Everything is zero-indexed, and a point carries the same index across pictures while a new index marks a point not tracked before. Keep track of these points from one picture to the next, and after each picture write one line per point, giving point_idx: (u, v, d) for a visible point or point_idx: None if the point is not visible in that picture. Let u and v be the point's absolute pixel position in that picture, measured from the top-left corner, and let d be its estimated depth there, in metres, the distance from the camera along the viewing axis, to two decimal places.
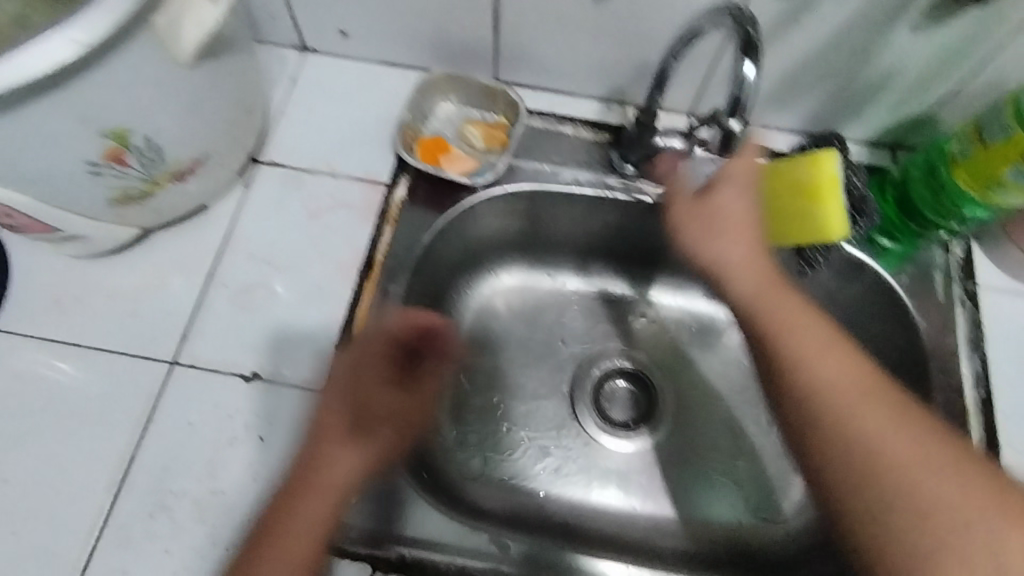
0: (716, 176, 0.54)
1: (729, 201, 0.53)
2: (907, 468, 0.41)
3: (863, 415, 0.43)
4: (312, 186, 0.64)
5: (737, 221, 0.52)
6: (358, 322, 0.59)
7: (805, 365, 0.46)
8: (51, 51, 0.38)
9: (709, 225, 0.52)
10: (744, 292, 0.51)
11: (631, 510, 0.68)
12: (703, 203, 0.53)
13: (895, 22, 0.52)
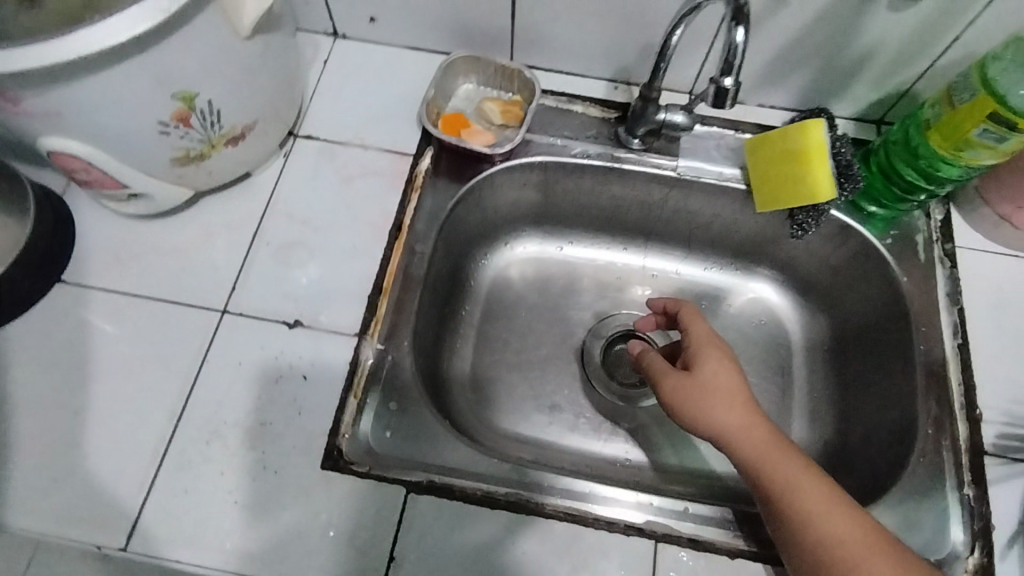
0: (699, 353, 0.60)
1: (708, 367, 0.59)
2: None
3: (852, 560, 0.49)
4: (345, 157, 0.70)
5: (721, 385, 0.58)
6: (389, 277, 0.64)
7: (794, 506, 0.52)
8: (139, 16, 0.44)
9: (701, 398, 0.58)
10: (746, 456, 0.55)
11: (638, 460, 0.73)
12: (691, 381, 0.59)
13: (874, 2, 0.58)
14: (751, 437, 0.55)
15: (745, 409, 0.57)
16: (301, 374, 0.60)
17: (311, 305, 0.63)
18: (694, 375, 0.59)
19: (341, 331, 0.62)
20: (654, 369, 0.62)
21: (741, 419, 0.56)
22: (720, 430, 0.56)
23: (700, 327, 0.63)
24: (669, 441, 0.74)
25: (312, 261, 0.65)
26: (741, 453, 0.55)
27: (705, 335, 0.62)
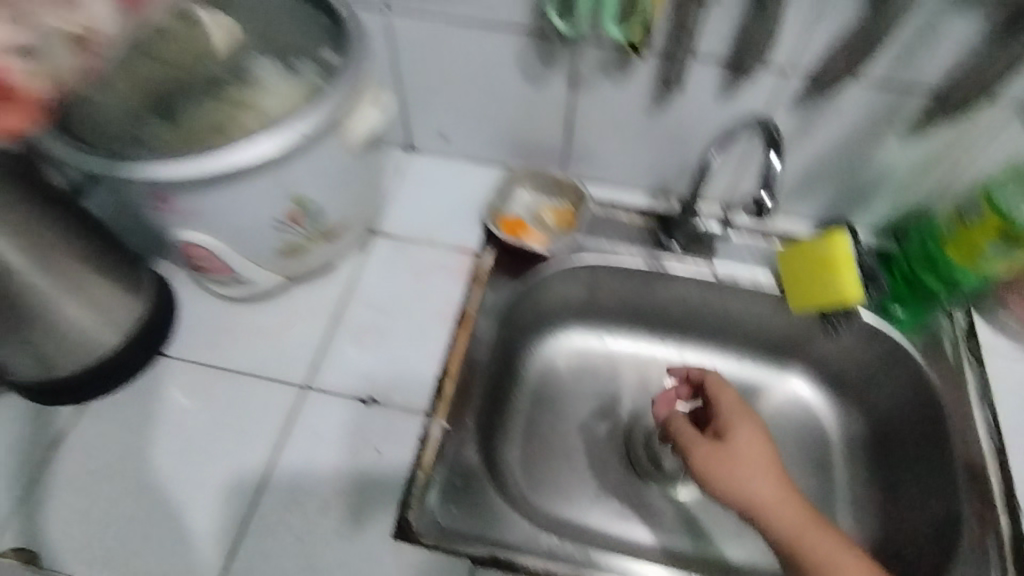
0: (732, 425, 0.64)
1: (741, 438, 0.63)
2: None
3: None
4: (416, 253, 0.78)
5: (753, 455, 0.61)
6: (453, 362, 0.70)
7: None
8: (283, 136, 0.55)
9: (736, 467, 0.60)
10: (780, 526, 0.57)
11: (680, 548, 0.75)
12: (724, 450, 0.62)
13: (887, 134, 0.67)
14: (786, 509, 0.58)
15: (778, 480, 0.60)
16: (374, 447, 0.65)
17: (385, 386, 0.69)
18: (728, 445, 0.62)
19: (412, 408, 0.68)
20: (686, 438, 0.64)
21: (774, 489, 0.59)
22: (753, 500, 0.59)
23: (729, 401, 0.67)
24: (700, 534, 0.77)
25: (386, 343, 0.72)
26: (775, 523, 0.57)
27: (735, 407, 0.66)
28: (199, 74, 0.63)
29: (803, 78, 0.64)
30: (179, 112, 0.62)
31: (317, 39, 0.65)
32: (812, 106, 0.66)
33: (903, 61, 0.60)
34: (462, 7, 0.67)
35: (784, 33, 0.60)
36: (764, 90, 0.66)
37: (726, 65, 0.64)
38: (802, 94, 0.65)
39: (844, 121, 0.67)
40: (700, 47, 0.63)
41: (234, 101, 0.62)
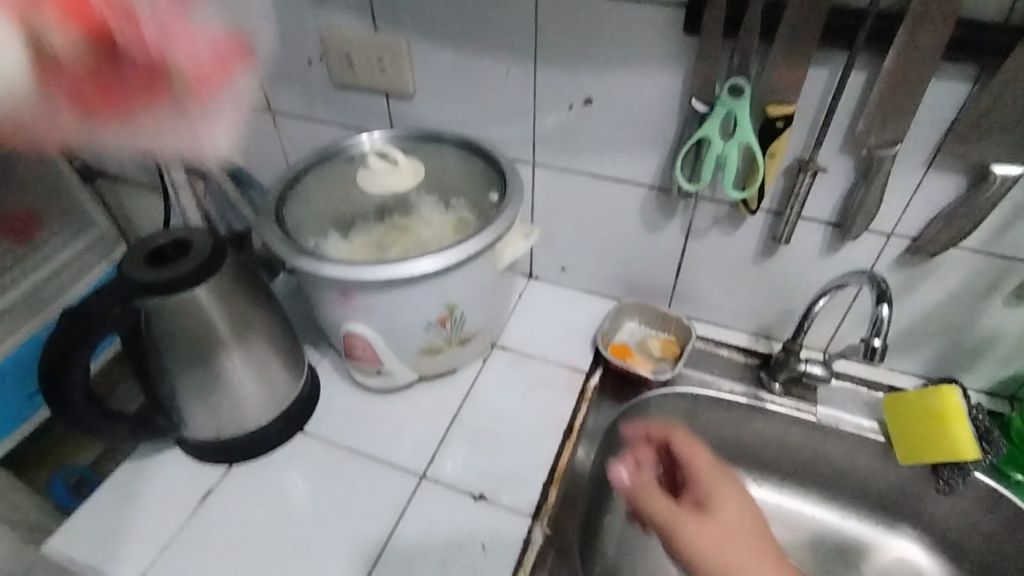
0: (711, 493, 0.55)
1: (724, 510, 0.53)
2: None
3: None
4: (530, 366, 0.86)
5: (741, 528, 0.52)
6: (560, 471, 0.75)
7: None
8: (454, 254, 0.67)
9: (728, 545, 0.51)
10: None
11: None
12: (711, 527, 0.51)
13: (991, 298, 0.71)
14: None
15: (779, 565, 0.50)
16: (480, 543, 0.68)
17: (494, 484, 0.73)
18: (711, 517, 0.52)
19: (517, 509, 0.71)
20: (660, 513, 0.53)
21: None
22: None
23: (702, 467, 0.57)
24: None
25: (497, 444, 0.77)
26: None
27: (709, 470, 0.57)
28: (372, 203, 0.78)
29: (905, 242, 0.71)
30: (353, 230, 0.77)
31: (479, 186, 0.80)
32: (914, 266, 0.72)
33: (1002, 233, 0.66)
34: (599, 165, 0.81)
35: (887, 202, 0.68)
36: (867, 249, 0.73)
37: (830, 226, 0.73)
38: (904, 255, 0.72)
39: (947, 282, 0.72)
40: (807, 208, 0.73)
41: (397, 228, 0.77)
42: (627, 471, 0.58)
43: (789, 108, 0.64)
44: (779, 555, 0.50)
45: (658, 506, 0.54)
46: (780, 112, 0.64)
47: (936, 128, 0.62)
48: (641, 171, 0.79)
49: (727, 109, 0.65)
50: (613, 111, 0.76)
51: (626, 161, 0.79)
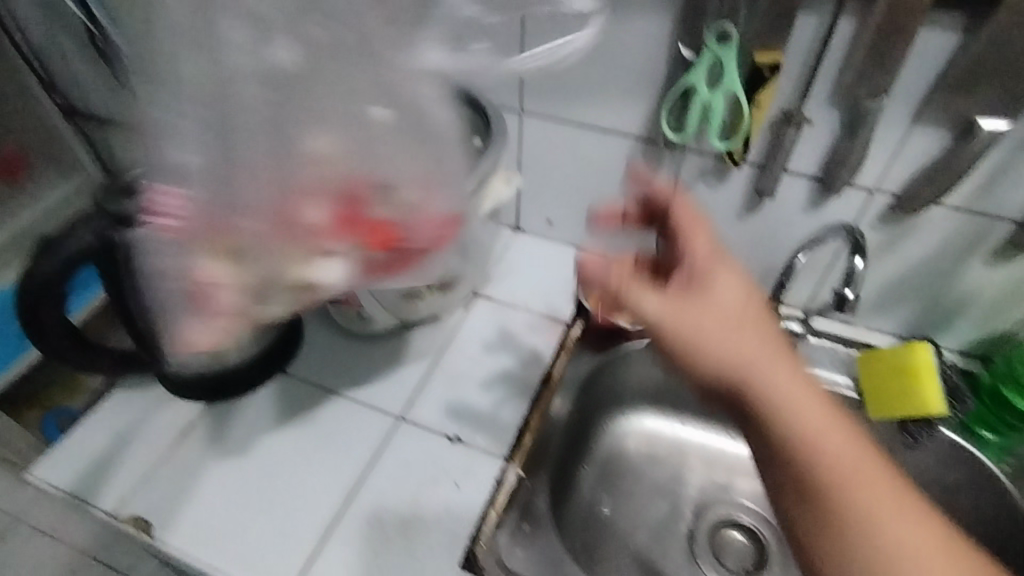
0: (700, 270, 0.54)
1: (717, 287, 0.53)
2: (875, 521, 0.46)
3: (842, 476, 0.47)
4: (511, 316, 0.87)
5: (736, 305, 0.52)
6: (536, 418, 0.75)
7: (815, 452, 0.48)
8: None
9: (717, 319, 0.51)
10: (779, 402, 0.49)
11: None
12: (698, 302, 0.52)
13: (971, 257, 0.71)
14: (776, 372, 0.50)
15: (762, 341, 0.51)
16: (455, 481, 0.70)
17: (470, 428, 0.75)
18: (705, 295, 0.53)
19: (491, 451, 0.73)
20: (648, 308, 0.53)
21: (758, 347, 0.50)
22: (731, 359, 0.50)
23: (700, 254, 0.55)
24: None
25: (475, 390, 0.79)
26: (763, 399, 0.49)
27: (707, 254, 0.55)
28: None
29: (888, 199, 0.70)
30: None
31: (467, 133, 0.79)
32: (896, 224, 0.72)
33: (985, 190, 0.65)
34: (586, 113, 0.80)
35: (872, 157, 0.68)
36: (850, 206, 0.73)
37: (814, 180, 0.72)
38: (887, 212, 0.71)
39: (928, 240, 0.72)
40: (793, 162, 0.72)
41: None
42: (615, 265, 0.56)
43: (776, 55, 0.63)
44: (777, 344, 0.51)
45: (645, 299, 0.53)
46: (768, 59, 0.63)
47: (925, 81, 0.61)
48: (628, 120, 0.78)
49: (714, 55, 0.64)
50: (601, 57, 0.74)
51: (613, 110, 0.78)
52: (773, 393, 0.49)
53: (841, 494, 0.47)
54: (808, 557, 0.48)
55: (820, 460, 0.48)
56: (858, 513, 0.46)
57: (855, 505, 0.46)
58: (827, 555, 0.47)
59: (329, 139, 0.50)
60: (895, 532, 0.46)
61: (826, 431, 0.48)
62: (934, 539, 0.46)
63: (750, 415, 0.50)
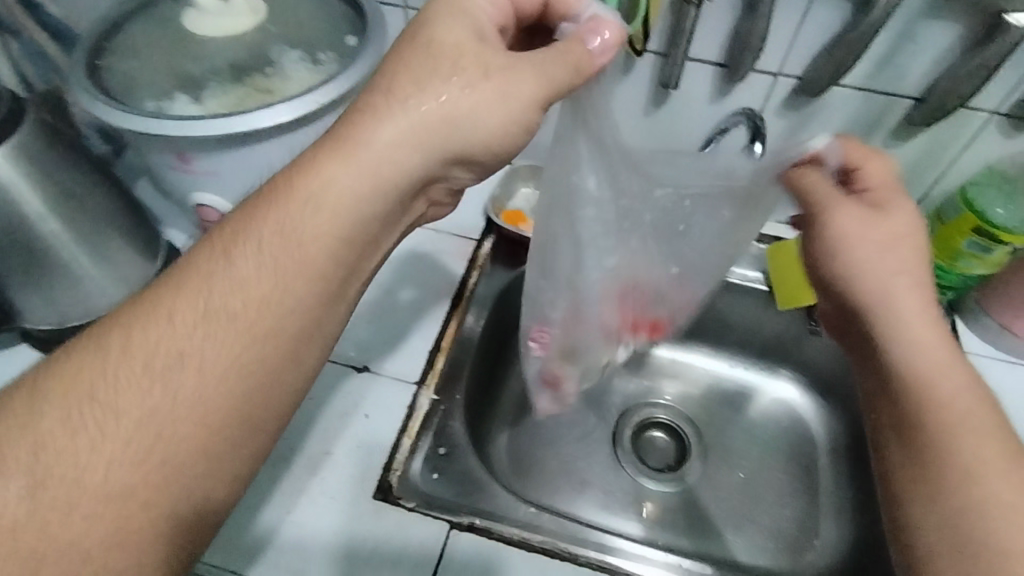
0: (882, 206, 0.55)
1: (891, 222, 0.54)
2: (958, 433, 0.47)
3: (951, 408, 0.47)
4: (418, 237, 0.82)
5: (892, 231, 0.54)
6: (449, 338, 0.73)
7: (936, 386, 0.48)
8: (302, 105, 0.59)
9: (869, 246, 0.53)
10: (905, 324, 0.51)
11: (665, 541, 0.74)
12: (886, 233, 0.54)
13: (872, 138, 0.70)
14: (919, 330, 0.50)
15: (913, 268, 0.52)
16: (364, 413, 0.67)
17: (379, 356, 0.71)
18: (880, 224, 0.54)
19: (401, 378, 0.69)
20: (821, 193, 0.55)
21: (902, 279, 0.52)
22: (884, 286, 0.52)
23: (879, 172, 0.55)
24: (690, 532, 0.76)
25: (382, 316, 0.74)
26: (898, 312, 0.51)
27: (885, 188, 0.55)
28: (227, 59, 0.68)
29: (792, 82, 0.67)
30: (209, 89, 0.66)
31: (344, 35, 0.71)
32: (801, 109, 0.70)
33: (884, 67, 0.63)
34: None
35: (772, 38, 0.64)
36: (755, 92, 0.70)
37: (719, 66, 0.69)
38: (791, 97, 0.69)
39: (832, 124, 0.70)
40: (694, 48, 0.68)
41: (260, 89, 0.67)
42: (824, 175, 0.56)
43: None
44: (932, 314, 0.51)
45: (820, 188, 0.55)
46: None
47: None
48: None
49: None
50: None
51: None
52: (913, 343, 0.50)
53: (951, 432, 0.47)
54: (899, 491, 0.49)
55: (940, 411, 0.48)
56: (960, 462, 0.45)
57: (961, 455, 0.46)
58: (918, 491, 0.47)
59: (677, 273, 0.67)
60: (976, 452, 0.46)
61: (947, 391, 0.48)
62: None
63: (879, 344, 0.52)
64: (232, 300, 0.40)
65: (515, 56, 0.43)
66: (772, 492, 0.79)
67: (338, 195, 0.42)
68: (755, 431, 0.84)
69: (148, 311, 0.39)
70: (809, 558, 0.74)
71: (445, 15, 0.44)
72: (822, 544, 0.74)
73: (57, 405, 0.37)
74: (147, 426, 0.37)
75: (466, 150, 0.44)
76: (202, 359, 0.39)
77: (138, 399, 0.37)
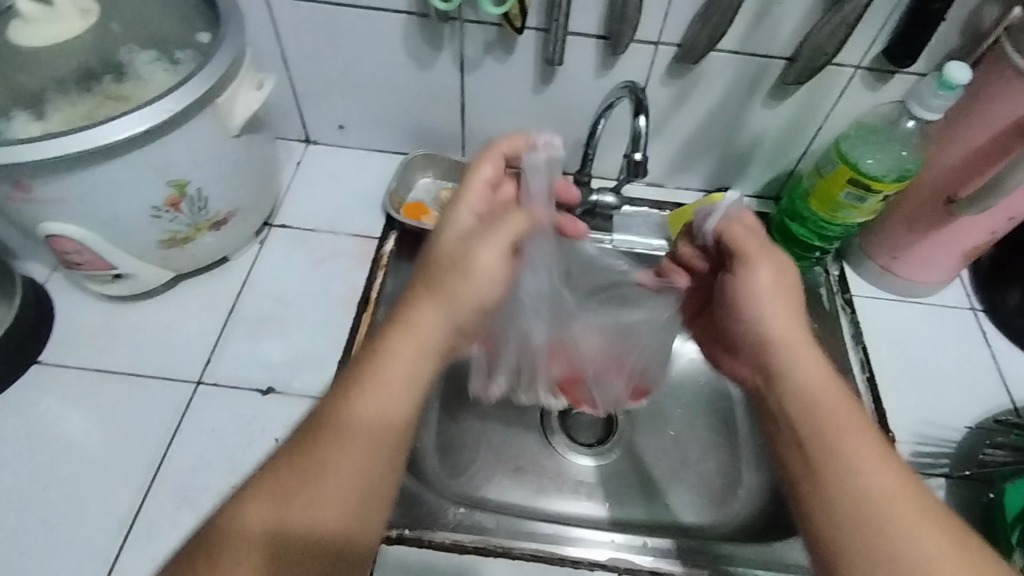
0: (767, 263, 0.51)
1: (764, 275, 0.50)
2: (859, 475, 0.41)
3: (842, 448, 0.42)
4: (314, 242, 0.77)
5: (774, 283, 0.50)
6: (356, 347, 0.68)
7: (824, 426, 0.44)
8: (149, 115, 0.52)
9: (754, 300, 0.50)
10: (802, 372, 0.46)
11: (622, 516, 0.75)
12: (762, 285, 0.50)
13: (753, 100, 0.72)
14: (799, 352, 0.47)
15: (791, 315, 0.49)
16: (273, 437, 0.63)
17: (284, 375, 0.67)
18: (763, 277, 0.50)
19: (311, 395, 0.66)
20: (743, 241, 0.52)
21: (786, 327, 0.48)
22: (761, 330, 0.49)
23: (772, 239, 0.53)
24: (643, 500, 0.76)
25: (283, 332, 0.70)
26: (786, 357, 0.47)
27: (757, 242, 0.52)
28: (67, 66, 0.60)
29: (672, 50, 0.67)
30: (51, 101, 0.59)
31: (199, 30, 0.65)
32: (684, 76, 0.70)
33: (755, 29, 0.64)
34: None
35: (648, 7, 0.64)
36: (639, 62, 0.69)
37: (600, 39, 0.68)
38: (673, 64, 0.69)
39: (714, 89, 0.71)
40: (573, 23, 0.66)
41: (112, 96, 0.60)
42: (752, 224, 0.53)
43: None
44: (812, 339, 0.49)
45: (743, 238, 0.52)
46: None
47: None
48: None
49: None
50: None
51: None
52: (795, 355, 0.47)
53: (851, 476, 0.41)
54: (791, 496, 0.43)
55: (841, 452, 0.42)
56: (852, 469, 0.41)
57: (852, 459, 0.42)
58: (810, 498, 0.42)
59: (606, 340, 0.66)
60: (880, 492, 0.41)
61: (832, 400, 0.44)
62: (932, 522, 0.40)
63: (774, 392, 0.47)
64: (381, 401, 0.42)
65: (491, 230, 0.48)
66: (698, 449, 0.80)
67: (435, 318, 0.44)
68: (679, 390, 0.84)
69: (308, 429, 0.42)
70: (737, 507, 0.75)
71: (446, 222, 0.50)
72: (746, 489, 0.76)
73: (267, 514, 0.39)
74: (348, 502, 0.41)
75: (497, 298, 0.48)
76: (371, 449, 0.41)
77: (332, 491, 0.40)
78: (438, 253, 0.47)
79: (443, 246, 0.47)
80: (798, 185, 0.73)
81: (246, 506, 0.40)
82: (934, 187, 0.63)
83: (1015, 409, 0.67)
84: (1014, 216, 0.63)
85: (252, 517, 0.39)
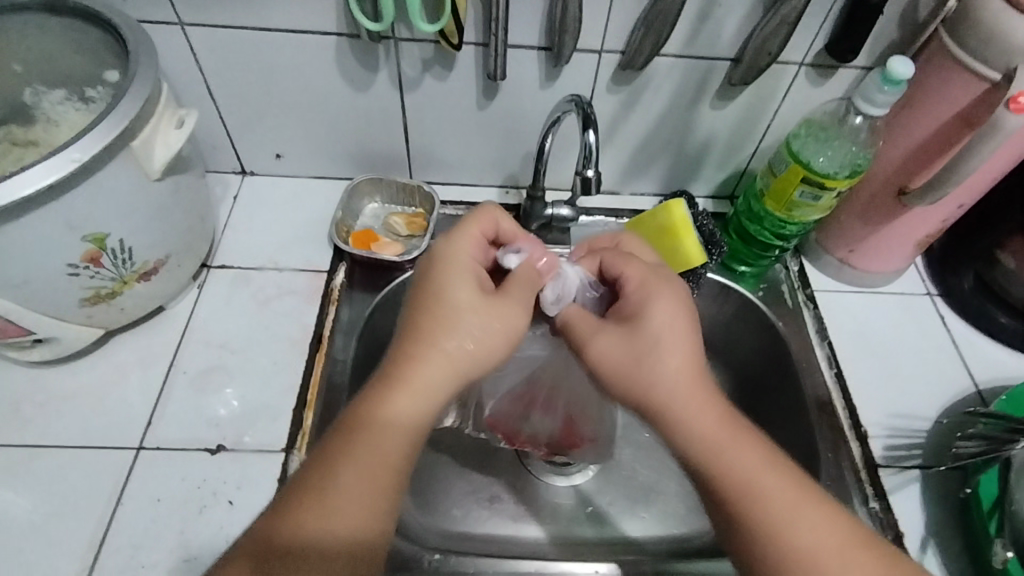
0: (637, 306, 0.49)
1: (651, 322, 0.47)
2: (785, 536, 0.40)
3: (767, 509, 0.41)
4: (258, 280, 0.73)
5: (666, 330, 0.46)
6: (313, 389, 0.65)
7: (739, 490, 0.42)
8: (54, 167, 0.47)
9: (642, 352, 0.46)
10: (701, 432, 0.44)
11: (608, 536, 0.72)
12: (639, 336, 0.47)
13: (700, 102, 0.70)
14: (693, 410, 0.44)
15: (680, 357, 0.46)
16: (227, 499, 0.58)
17: (235, 428, 0.62)
18: (639, 328, 0.47)
19: (266, 448, 0.61)
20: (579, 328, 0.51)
21: (677, 376, 0.45)
22: (652, 388, 0.45)
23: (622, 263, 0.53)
24: (621, 519, 0.73)
25: (230, 382, 0.65)
26: (674, 413, 0.45)
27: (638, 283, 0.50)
28: None
29: (616, 58, 0.66)
30: None
31: (105, 65, 0.59)
32: (630, 83, 0.68)
33: (697, 32, 0.63)
34: (261, 13, 0.63)
35: (589, 16, 0.62)
36: (583, 72, 0.67)
37: (541, 51, 0.65)
38: (618, 72, 0.67)
39: (662, 94, 0.70)
40: (512, 35, 0.64)
41: (22, 142, 0.60)
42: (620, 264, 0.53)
43: None
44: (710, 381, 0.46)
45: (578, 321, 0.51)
46: None
47: None
48: (319, 15, 0.63)
49: None
50: None
51: (294, 7, 0.62)
52: (688, 416, 0.44)
53: (778, 537, 0.40)
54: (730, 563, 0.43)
55: (759, 514, 0.41)
56: (782, 531, 0.40)
57: (777, 527, 0.40)
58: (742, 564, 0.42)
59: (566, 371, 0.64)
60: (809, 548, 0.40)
61: (739, 462, 0.43)
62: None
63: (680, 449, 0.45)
64: (409, 430, 0.43)
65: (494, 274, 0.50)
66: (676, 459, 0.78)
67: (465, 345, 0.45)
68: None
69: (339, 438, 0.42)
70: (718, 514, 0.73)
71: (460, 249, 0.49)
72: None
73: (296, 521, 0.39)
74: (370, 506, 0.40)
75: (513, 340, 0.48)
76: (394, 473, 0.42)
77: (357, 486, 0.40)
78: (455, 282, 0.47)
79: (451, 297, 0.46)
80: (752, 184, 0.72)
81: (276, 538, 0.38)
82: (887, 178, 0.63)
83: (979, 393, 0.68)
84: (965, 203, 0.63)
85: (283, 539, 0.38)
